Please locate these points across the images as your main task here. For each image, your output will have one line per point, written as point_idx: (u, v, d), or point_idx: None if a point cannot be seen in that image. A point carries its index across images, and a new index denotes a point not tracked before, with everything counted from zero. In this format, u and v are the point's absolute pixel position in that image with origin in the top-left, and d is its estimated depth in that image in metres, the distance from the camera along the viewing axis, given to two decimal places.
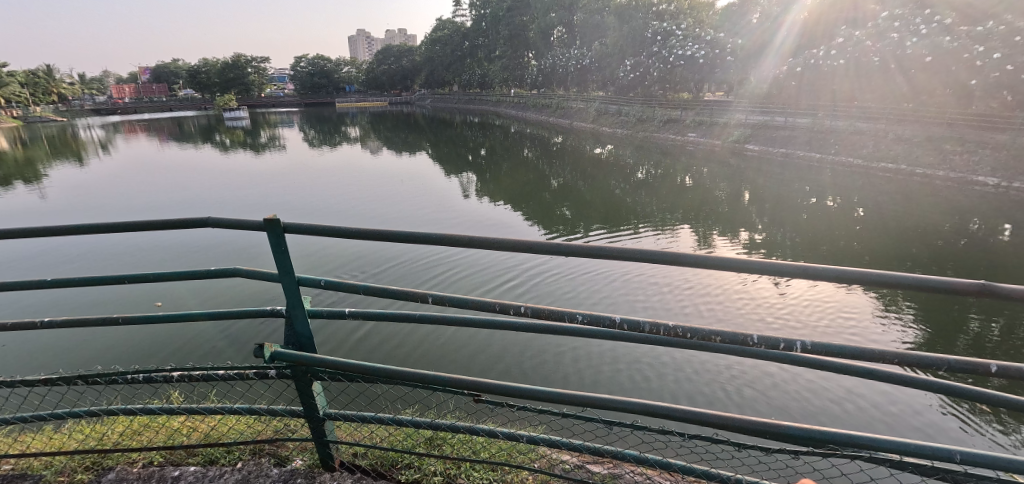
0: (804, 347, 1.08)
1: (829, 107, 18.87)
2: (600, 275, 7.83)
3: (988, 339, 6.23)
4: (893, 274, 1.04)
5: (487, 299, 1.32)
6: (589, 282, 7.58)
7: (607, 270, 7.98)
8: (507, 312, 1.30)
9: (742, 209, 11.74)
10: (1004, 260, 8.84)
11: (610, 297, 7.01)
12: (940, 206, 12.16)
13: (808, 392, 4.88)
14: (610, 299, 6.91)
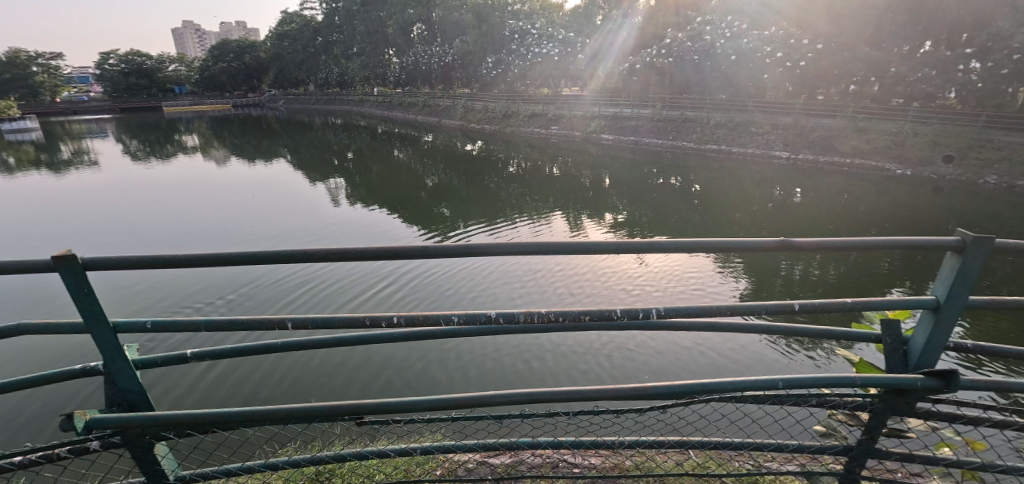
0: (661, 313, 1.18)
1: (664, 98, 21.62)
2: (480, 269, 7.91)
3: (792, 281, 7.79)
4: (718, 239, 1.23)
5: (356, 315, 1.21)
6: (468, 278, 7.58)
7: (487, 264, 8.10)
8: (379, 326, 1.21)
9: (604, 193, 12.89)
10: (797, 216, 11.12)
11: (488, 291, 7.10)
12: (752, 178, 14.78)
13: (671, 348, 5.56)
14: (488, 294, 6.99)
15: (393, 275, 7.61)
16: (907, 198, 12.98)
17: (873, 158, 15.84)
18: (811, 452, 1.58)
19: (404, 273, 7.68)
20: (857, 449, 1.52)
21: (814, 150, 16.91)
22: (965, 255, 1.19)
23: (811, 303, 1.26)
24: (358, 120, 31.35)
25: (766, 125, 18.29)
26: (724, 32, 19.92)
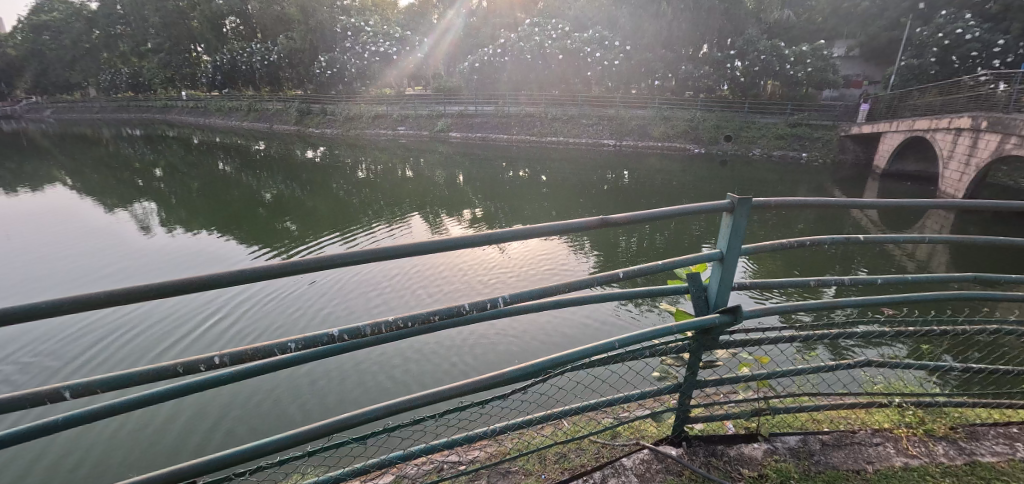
0: (507, 301, 1.26)
1: (505, 95, 22.65)
2: (330, 283, 7.34)
3: (631, 252, 8.93)
4: (548, 225, 1.36)
5: (168, 364, 1.03)
6: (316, 295, 6.97)
7: (338, 276, 7.55)
8: (201, 369, 1.06)
9: (459, 190, 13.04)
10: (628, 195, 12.72)
11: (340, 305, 6.63)
12: (589, 166, 16.44)
13: (540, 325, 5.90)
14: (340, 308, 6.53)
15: (222, 306, 6.60)
16: (705, 172, 15.89)
17: (676, 140, 19.31)
18: (651, 397, 1.82)
19: (237, 301, 6.72)
20: (684, 385, 1.79)
21: (633, 137, 19.76)
22: (735, 213, 1.47)
23: (632, 269, 1.45)
24: (164, 131, 26.33)
25: (594, 117, 20.51)
26: (550, 34, 21.61)
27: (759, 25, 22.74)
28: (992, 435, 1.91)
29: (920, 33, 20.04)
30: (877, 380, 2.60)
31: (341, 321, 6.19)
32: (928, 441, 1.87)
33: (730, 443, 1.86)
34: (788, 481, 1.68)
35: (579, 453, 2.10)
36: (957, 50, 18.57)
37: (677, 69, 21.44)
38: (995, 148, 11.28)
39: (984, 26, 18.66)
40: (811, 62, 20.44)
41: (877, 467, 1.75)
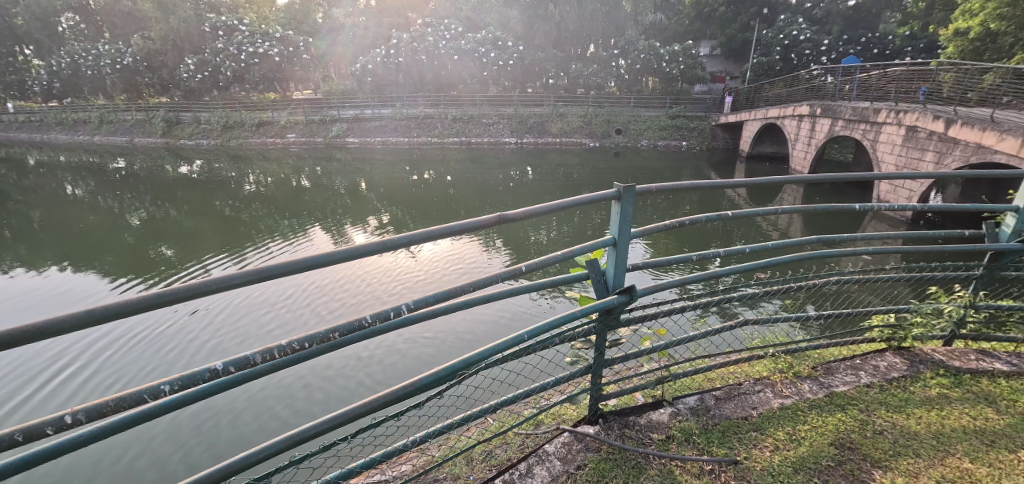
0: (411, 307, 1.30)
1: (402, 96, 22.05)
2: (213, 310, 6.61)
3: (541, 244, 9.25)
4: (446, 226, 1.37)
5: (15, 430, 0.89)
6: (193, 326, 6.23)
7: (222, 302, 6.83)
8: (61, 430, 0.94)
9: (363, 198, 12.47)
10: (533, 191, 13.12)
11: (222, 334, 5.99)
12: (494, 165, 16.67)
13: (459, 324, 5.88)
14: (221, 338, 5.90)
15: (75, 354, 5.64)
16: (602, 165, 16.95)
17: (573, 135, 20.36)
18: (565, 382, 1.89)
19: (96, 346, 5.79)
20: (593, 365, 1.89)
21: (533, 134, 20.44)
22: (622, 200, 1.58)
23: (532, 263, 1.53)
24: None
25: (495, 116, 20.83)
26: (444, 34, 21.43)
27: (637, 27, 24.75)
28: (842, 368, 2.27)
29: (765, 34, 23.26)
30: (755, 335, 2.96)
31: (230, 352, 5.62)
32: (796, 381, 2.17)
33: (640, 412, 2.00)
34: (691, 437, 1.85)
35: (503, 447, 2.12)
36: (794, 49, 21.90)
37: (568, 67, 22.57)
38: (827, 130, 13.53)
39: (811, 29, 22.20)
40: (683, 60, 22.93)
41: (761, 411, 1.99)
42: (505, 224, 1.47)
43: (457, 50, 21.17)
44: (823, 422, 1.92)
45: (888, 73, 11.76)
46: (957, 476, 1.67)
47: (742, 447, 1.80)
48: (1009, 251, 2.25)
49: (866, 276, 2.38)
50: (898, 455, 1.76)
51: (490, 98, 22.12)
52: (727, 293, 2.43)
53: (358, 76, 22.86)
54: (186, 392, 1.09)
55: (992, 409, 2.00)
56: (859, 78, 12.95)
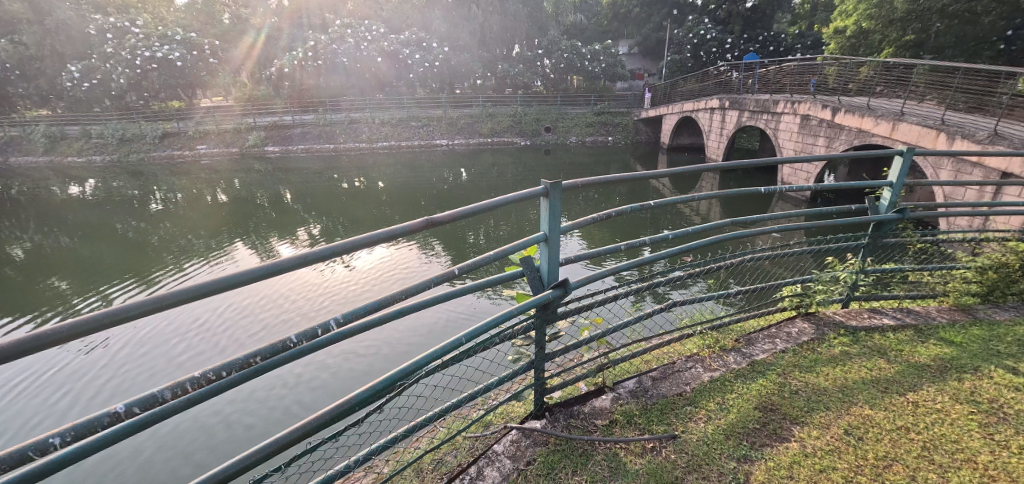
0: (340, 322, 1.27)
1: (324, 101, 20.98)
2: (113, 346, 5.93)
3: (480, 245, 9.23)
4: (372, 233, 1.33)
5: None
6: (88, 367, 5.55)
7: (124, 336, 6.15)
8: None
9: (289, 209, 11.76)
10: (468, 192, 13.06)
11: (123, 372, 5.39)
12: (427, 168, 16.41)
13: (402, 330, 5.73)
14: (123, 377, 5.31)
15: None
16: (534, 163, 17.24)
17: (504, 135, 20.51)
18: (509, 380, 1.89)
19: None
20: (535, 360, 1.91)
21: (464, 135, 20.34)
22: (549, 196, 1.61)
23: (465, 265, 1.53)
24: None
25: (424, 119, 20.49)
26: (365, 35, 20.64)
27: (558, 28, 25.44)
28: (761, 338, 2.47)
29: (676, 34, 24.82)
30: (684, 315, 3.14)
31: (141, 389, 5.08)
32: (722, 355, 2.33)
33: (584, 401, 2.05)
34: (633, 418, 1.92)
35: (451, 453, 2.09)
36: (702, 47, 23.60)
37: (495, 67, 22.74)
38: (735, 121, 14.72)
39: (716, 28, 24.00)
40: (604, 59, 23.96)
41: (694, 386, 2.11)
42: (433, 228, 1.45)
43: (380, 51, 20.48)
44: (747, 389, 2.07)
45: (783, 68, 13.00)
46: (860, 423, 1.87)
47: (679, 423, 1.90)
48: (887, 220, 2.57)
49: (775, 252, 2.60)
50: (812, 410, 1.94)
51: (418, 101, 21.73)
52: (657, 278, 2.55)
53: (274, 81, 21.48)
54: (81, 444, 0.96)
55: (882, 359, 2.27)
56: (760, 72, 14.20)
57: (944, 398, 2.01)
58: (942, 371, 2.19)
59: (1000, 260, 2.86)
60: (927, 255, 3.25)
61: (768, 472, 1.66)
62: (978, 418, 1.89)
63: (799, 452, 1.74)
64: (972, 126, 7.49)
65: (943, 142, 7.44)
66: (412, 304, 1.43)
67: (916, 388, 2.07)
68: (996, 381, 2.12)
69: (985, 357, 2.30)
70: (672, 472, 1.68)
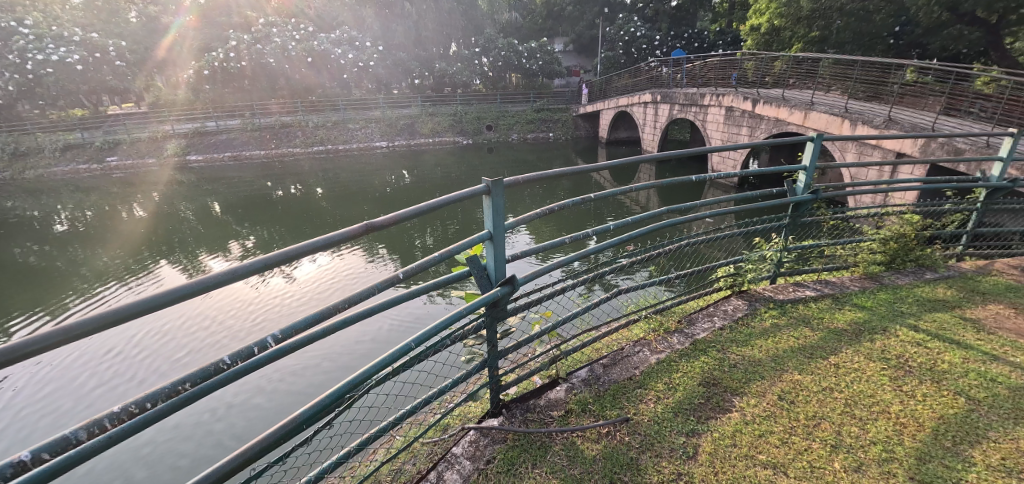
0: (278, 338, 1.20)
1: (251, 105, 19.65)
2: (18, 386, 5.29)
3: (428, 247, 9.09)
4: (309, 242, 1.26)
5: None
6: None
7: (31, 373, 5.50)
8: None
9: (219, 222, 10.98)
10: (412, 194, 12.82)
11: (30, 415, 4.83)
12: (368, 171, 15.90)
13: (352, 338, 5.54)
14: (31, 419, 4.75)
15: None
16: (477, 162, 17.22)
17: (445, 135, 20.34)
18: (463, 381, 1.88)
19: None
20: (488, 358, 1.91)
21: (405, 136, 19.94)
22: (492, 194, 1.60)
23: (411, 268, 1.49)
24: None
25: (361, 120, 19.85)
26: (292, 35, 19.60)
27: (494, 26, 25.57)
28: (701, 317, 2.62)
29: (608, 32, 25.68)
30: (630, 302, 3.26)
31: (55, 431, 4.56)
32: (667, 336, 2.44)
33: (539, 394, 2.08)
34: (588, 406, 1.97)
35: (410, 459, 2.04)
36: (633, 44, 24.59)
37: (432, 66, 22.48)
38: (667, 114, 15.46)
39: (645, 26, 25.08)
40: (541, 57, 24.38)
41: (643, 369, 2.19)
42: (374, 232, 1.40)
43: (309, 51, 19.47)
44: (691, 367, 2.18)
45: (707, 63, 13.82)
46: (792, 387, 2.03)
47: (630, 405, 1.97)
48: (803, 201, 2.79)
49: (708, 236, 2.75)
50: (750, 380, 2.08)
51: (354, 102, 20.98)
52: (602, 267, 2.62)
53: (192, 85, 19.93)
54: None
55: (807, 328, 2.48)
56: (687, 68, 15.02)
57: (860, 358, 2.22)
58: (857, 333, 2.42)
59: (898, 231, 3.20)
60: (839, 231, 3.57)
61: (714, 442, 1.75)
62: (889, 373, 2.11)
63: (740, 420, 1.85)
64: (869, 113, 8.34)
65: (847, 128, 8.23)
66: (356, 312, 1.37)
67: (836, 352, 2.27)
68: (901, 338, 2.38)
69: (890, 317, 2.57)
70: (627, 453, 1.73)
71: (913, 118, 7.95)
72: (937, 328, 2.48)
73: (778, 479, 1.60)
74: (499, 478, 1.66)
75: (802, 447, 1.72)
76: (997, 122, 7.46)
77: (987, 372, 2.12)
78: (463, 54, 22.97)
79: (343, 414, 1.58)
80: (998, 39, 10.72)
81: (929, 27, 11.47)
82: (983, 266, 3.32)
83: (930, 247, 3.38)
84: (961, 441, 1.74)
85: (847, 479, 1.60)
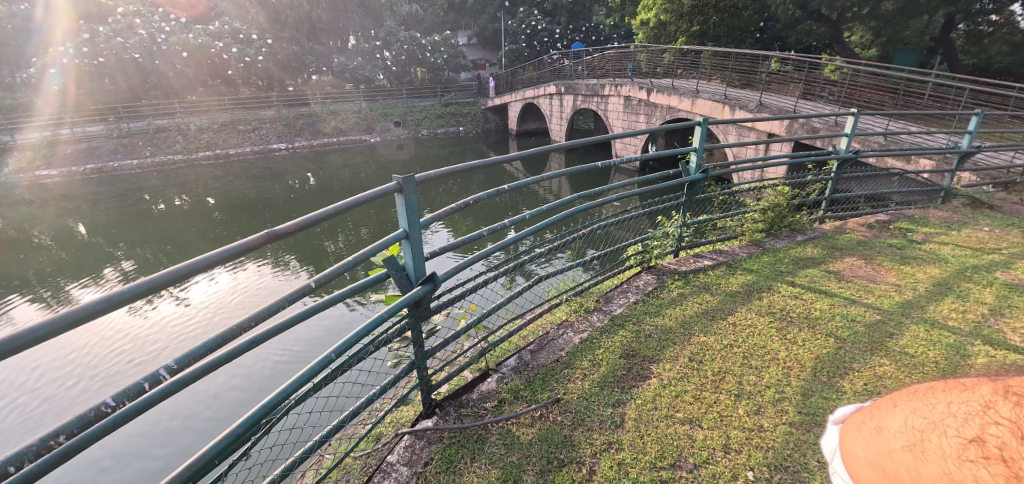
0: (173, 369, 1.07)
1: (115, 107, 16.90)
2: None
3: (341, 251, 8.63)
4: (204, 258, 1.13)
5: None
6: None
7: None
8: None
9: (87, 244, 9.49)
10: (319, 197, 12.04)
11: None
12: (266, 175, 14.73)
13: (267, 354, 5.13)
14: None
15: None
16: (387, 160, 16.64)
17: (350, 133, 19.42)
18: (391, 387, 1.81)
19: None
20: (415, 360, 1.86)
21: (305, 137, 18.69)
22: (404, 192, 1.55)
23: (323, 276, 1.40)
24: None
25: (253, 121, 18.19)
26: (160, 26, 17.29)
27: (394, 19, 24.76)
28: (617, 294, 2.78)
29: (510, 25, 26.08)
30: (551, 287, 3.35)
31: None
32: (587, 316, 2.57)
33: (470, 389, 2.08)
34: (520, 392, 2.01)
35: (342, 476, 1.93)
36: (535, 38, 25.29)
37: (330, 61, 21.29)
38: (572, 105, 16.12)
39: (545, 20, 25.86)
40: (444, 50, 24.15)
41: (568, 350, 2.28)
42: (279, 241, 1.30)
43: (185, 44, 17.38)
44: (611, 342, 2.32)
45: (605, 55, 14.62)
46: (699, 349, 2.23)
47: (559, 386, 2.04)
48: (696, 180, 3.05)
49: (617, 218, 2.90)
50: (663, 347, 2.25)
51: (243, 101, 19.15)
52: (521, 257, 2.66)
53: (32, 85, 16.45)
54: None
55: (708, 293, 2.75)
56: (587, 60, 15.75)
57: (752, 314, 2.51)
58: (747, 294, 2.73)
59: (773, 202, 3.63)
60: (728, 205, 3.96)
61: (637, 409, 1.88)
62: (775, 325, 2.41)
63: (658, 385, 2.00)
64: (745, 99, 9.38)
65: (728, 112, 9.18)
66: (266, 331, 1.26)
67: (733, 312, 2.55)
68: (782, 293, 2.73)
69: (773, 277, 2.93)
70: (561, 432, 1.80)
71: (779, 102, 9.08)
72: (809, 282, 2.87)
73: (694, 433, 1.76)
74: (438, 478, 1.63)
75: (711, 400, 1.91)
76: (842, 103, 8.77)
77: (849, 314, 2.51)
78: (363, 48, 22.02)
79: (261, 440, 1.45)
80: (837, 34, 12.64)
81: (785, 23, 13.17)
82: (840, 226, 3.91)
83: (799, 213, 3.90)
84: (834, 374, 2.04)
85: (750, 422, 1.80)
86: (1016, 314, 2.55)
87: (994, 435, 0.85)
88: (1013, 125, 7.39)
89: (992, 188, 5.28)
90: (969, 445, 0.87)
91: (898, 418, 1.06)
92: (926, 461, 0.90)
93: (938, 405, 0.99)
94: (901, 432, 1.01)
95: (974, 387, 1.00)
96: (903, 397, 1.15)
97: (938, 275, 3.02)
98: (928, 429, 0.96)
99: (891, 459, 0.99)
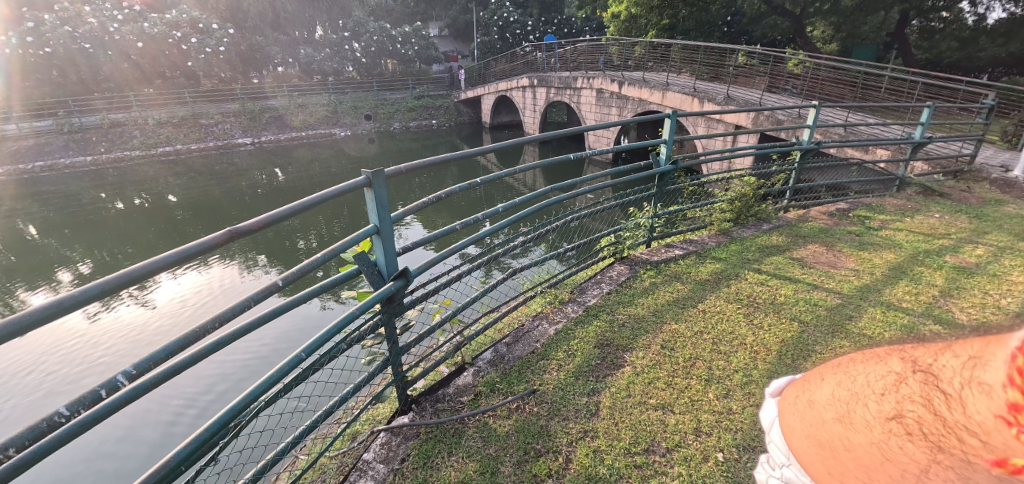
0: (132, 374, 1.02)
1: (64, 100, 15.82)
2: None
3: (312, 248, 8.42)
4: (165, 258, 1.08)
5: None
6: None
7: None
8: None
9: (38, 247, 8.97)
10: (289, 193, 11.73)
11: None
12: (231, 171, 14.27)
13: (239, 351, 5.02)
14: None
15: None
16: (358, 154, 16.32)
17: (319, 127, 18.96)
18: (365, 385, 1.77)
19: None
20: (390, 356, 1.83)
21: (271, 131, 18.17)
22: (373, 186, 1.52)
23: (290, 274, 1.35)
24: None
25: (216, 115, 17.50)
26: (112, 15, 16.41)
27: (363, 9, 24.33)
28: (590, 285, 2.81)
29: (483, 17, 25.94)
30: (526, 279, 3.36)
31: None
32: (562, 307, 2.60)
33: (446, 383, 2.07)
34: (495, 385, 2.02)
35: (317, 476, 1.90)
36: (508, 29, 25.18)
37: (297, 53, 20.74)
38: (544, 98, 16.13)
39: (518, 12, 25.78)
40: (415, 42, 23.84)
41: (544, 341, 2.30)
42: (242, 238, 1.24)
43: (139, 35, 16.55)
44: (586, 332, 2.35)
45: (577, 48, 14.70)
46: (671, 336, 2.29)
47: (536, 377, 2.06)
48: (666, 171, 3.08)
49: (589, 210, 2.90)
50: (637, 336, 2.30)
51: (205, 93, 18.40)
52: (497, 249, 2.63)
53: None
54: None
55: (678, 282, 2.81)
56: (559, 52, 15.74)
57: (720, 301, 2.59)
58: (716, 282, 2.81)
59: (740, 192, 3.72)
60: (698, 195, 4.01)
61: (612, 397, 1.91)
62: (744, 310, 2.50)
63: (631, 372, 2.04)
64: (713, 92, 9.61)
65: (697, 105, 9.39)
66: (231, 332, 1.21)
67: (702, 299, 2.62)
68: (749, 280, 2.82)
69: (740, 264, 3.03)
70: (538, 422, 1.81)
71: (745, 95, 9.35)
72: (775, 268, 2.98)
73: (667, 418, 1.80)
74: (416, 475, 1.62)
75: (682, 386, 1.96)
76: (805, 96, 9.08)
77: (811, 298, 2.62)
78: (331, 39, 21.55)
79: (230, 445, 1.40)
80: (800, 28, 13.06)
81: (752, 17, 13.56)
82: (803, 214, 4.05)
83: (764, 203, 4.00)
84: (797, 358, 2.11)
85: (718, 406, 1.86)
86: (964, 295, 2.70)
87: (913, 412, 0.76)
88: (961, 117, 7.80)
89: (942, 177, 5.58)
90: (892, 422, 0.79)
91: (820, 388, 0.98)
92: (856, 432, 0.84)
93: (856, 374, 0.90)
94: (827, 405, 0.93)
95: (890, 351, 0.89)
96: (825, 364, 1.07)
97: (894, 260, 3.18)
98: (852, 401, 0.87)
99: (821, 434, 0.92)
